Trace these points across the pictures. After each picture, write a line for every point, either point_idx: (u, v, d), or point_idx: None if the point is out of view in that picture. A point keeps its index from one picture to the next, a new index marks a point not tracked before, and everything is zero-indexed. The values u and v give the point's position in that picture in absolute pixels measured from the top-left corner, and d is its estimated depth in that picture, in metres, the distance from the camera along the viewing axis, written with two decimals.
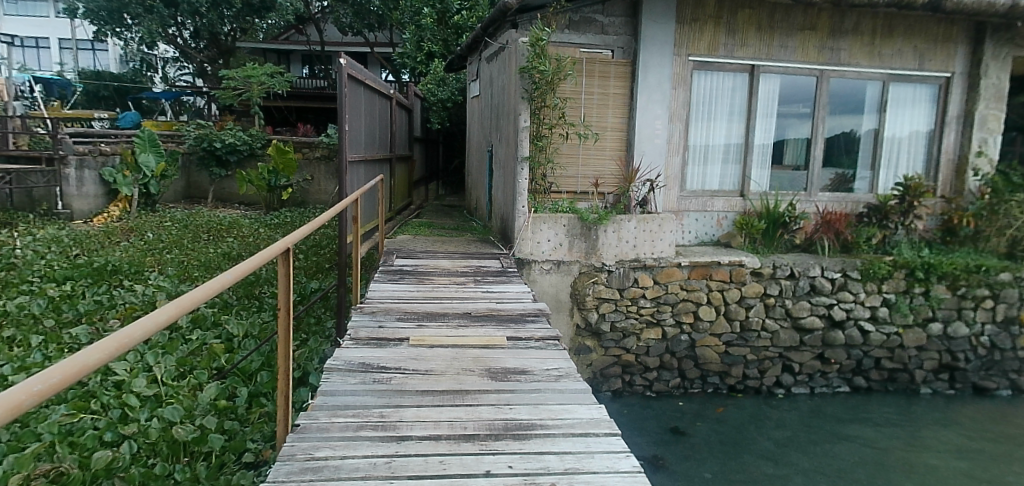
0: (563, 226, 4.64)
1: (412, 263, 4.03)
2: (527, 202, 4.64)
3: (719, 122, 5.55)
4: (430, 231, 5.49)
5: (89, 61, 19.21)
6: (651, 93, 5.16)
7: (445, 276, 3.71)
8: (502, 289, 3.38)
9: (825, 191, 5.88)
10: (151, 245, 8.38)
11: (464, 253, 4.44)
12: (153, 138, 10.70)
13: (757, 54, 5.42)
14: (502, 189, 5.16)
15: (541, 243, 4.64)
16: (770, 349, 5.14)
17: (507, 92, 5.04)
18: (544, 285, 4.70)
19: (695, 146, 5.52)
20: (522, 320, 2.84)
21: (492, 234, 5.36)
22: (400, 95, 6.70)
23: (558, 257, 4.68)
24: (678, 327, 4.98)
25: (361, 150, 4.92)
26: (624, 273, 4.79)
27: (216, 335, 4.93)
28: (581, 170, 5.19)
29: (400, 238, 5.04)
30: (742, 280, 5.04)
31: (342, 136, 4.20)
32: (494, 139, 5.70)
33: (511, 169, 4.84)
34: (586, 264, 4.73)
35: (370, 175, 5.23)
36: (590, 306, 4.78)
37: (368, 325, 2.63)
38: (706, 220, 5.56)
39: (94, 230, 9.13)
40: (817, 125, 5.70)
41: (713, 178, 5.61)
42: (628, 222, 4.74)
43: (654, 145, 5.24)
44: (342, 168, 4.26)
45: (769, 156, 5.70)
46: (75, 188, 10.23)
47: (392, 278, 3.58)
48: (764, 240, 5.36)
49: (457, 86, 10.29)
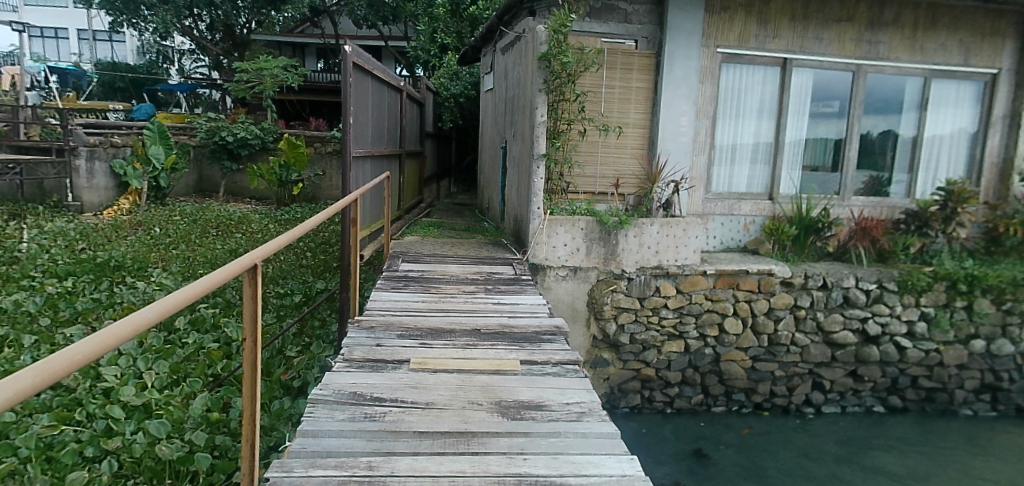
0: (580, 230, 4.34)
1: (419, 268, 3.75)
2: (542, 203, 4.33)
3: (748, 120, 5.19)
4: (440, 232, 5.21)
5: (108, 52, 19.23)
6: (676, 87, 4.82)
7: (452, 284, 3.42)
8: (515, 301, 3.10)
9: (859, 195, 5.48)
10: (157, 240, 8.23)
11: (474, 257, 4.15)
12: (163, 131, 10.50)
13: (790, 46, 5.05)
14: (516, 188, 4.86)
15: (556, 248, 4.35)
16: (800, 365, 4.80)
17: (523, 84, 4.75)
18: (560, 293, 4.42)
19: (722, 145, 5.17)
20: (537, 339, 2.54)
21: (505, 236, 5.06)
22: (410, 89, 6.45)
23: (574, 264, 4.38)
24: (701, 340, 4.66)
25: (368, 146, 4.67)
26: (644, 282, 4.48)
27: (215, 339, 4.72)
28: (599, 169, 4.87)
29: (407, 239, 4.77)
30: (771, 290, 4.70)
31: (347, 131, 3.94)
32: (508, 135, 5.40)
33: (526, 168, 4.54)
34: (605, 271, 4.42)
35: (376, 173, 4.96)
36: (609, 317, 4.49)
37: (365, 343, 2.36)
38: (733, 224, 5.20)
39: (102, 223, 9.03)
40: (852, 124, 5.31)
41: (741, 180, 5.26)
42: (650, 226, 4.43)
43: (677, 143, 4.90)
44: (345, 166, 4.00)
45: (801, 156, 5.33)
46: (85, 179, 10.15)
47: (396, 286, 3.30)
48: (795, 247, 5.01)
49: (470, 80, 10.02)
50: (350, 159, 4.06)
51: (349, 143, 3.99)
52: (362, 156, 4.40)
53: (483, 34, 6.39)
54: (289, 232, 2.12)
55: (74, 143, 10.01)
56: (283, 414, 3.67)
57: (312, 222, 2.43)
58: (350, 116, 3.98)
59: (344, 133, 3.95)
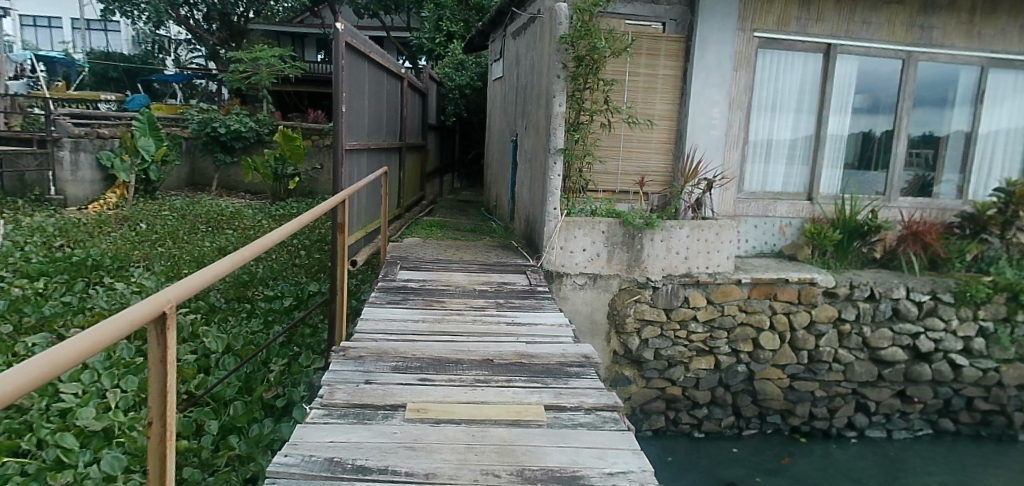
0: (602, 233, 3.86)
1: (419, 277, 3.27)
2: (559, 203, 3.84)
3: (785, 112, 4.70)
4: (443, 233, 4.73)
5: (103, 41, 18.59)
6: (709, 75, 4.32)
7: (458, 297, 2.94)
8: (532, 321, 2.61)
9: (904, 196, 5.00)
10: (143, 236, 7.75)
11: (483, 264, 3.65)
12: (153, 121, 10.01)
13: (834, 31, 4.56)
14: (529, 186, 4.38)
15: (574, 254, 3.86)
16: (841, 384, 4.31)
17: (538, 70, 4.26)
18: (578, 303, 3.94)
19: (756, 140, 4.69)
20: (562, 373, 2.06)
21: (515, 238, 4.59)
22: (412, 77, 5.94)
23: (594, 271, 3.89)
24: (734, 356, 4.18)
25: (364, 137, 4.19)
26: (672, 291, 4.00)
27: (192, 350, 4.25)
28: (621, 165, 4.39)
29: (407, 241, 4.29)
30: (812, 301, 4.21)
31: (337, 116, 3.44)
32: (520, 127, 4.92)
33: (541, 164, 4.04)
34: (628, 278, 3.94)
35: (373, 167, 4.47)
36: (632, 330, 4.01)
37: (351, 381, 1.87)
38: (767, 227, 4.72)
39: (86, 218, 8.55)
40: (900, 118, 4.83)
41: (776, 179, 4.77)
42: (680, 229, 3.94)
43: (709, 137, 4.40)
44: (337, 157, 3.50)
45: (843, 152, 4.84)
46: (70, 172, 9.65)
47: (392, 300, 2.81)
48: (836, 254, 4.53)
49: (477, 71, 9.53)
50: (343, 150, 3.58)
51: (342, 131, 3.49)
52: (358, 148, 3.91)
53: (493, 18, 5.90)
54: (242, 247, 1.59)
55: (57, 134, 9.54)
56: (263, 441, 3.19)
57: (284, 229, 1.94)
58: (343, 96, 3.48)
59: (336, 118, 3.45)
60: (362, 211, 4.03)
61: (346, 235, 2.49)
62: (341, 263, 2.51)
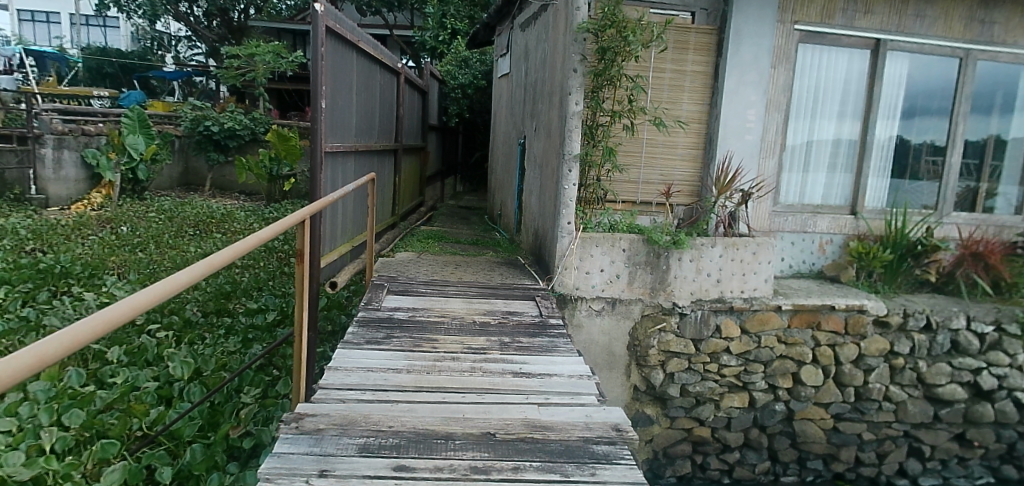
0: (623, 252, 3.35)
1: (410, 305, 2.75)
2: (574, 216, 3.34)
3: (828, 116, 4.17)
4: (441, 247, 4.22)
5: (100, 36, 18.01)
6: (744, 72, 3.79)
7: (454, 334, 2.41)
8: (545, 369, 2.10)
9: (958, 211, 4.48)
10: (123, 240, 7.26)
11: (485, 287, 3.14)
12: (143, 118, 9.55)
13: (885, 25, 4.03)
14: (539, 195, 3.87)
15: (590, 275, 3.35)
16: (892, 426, 3.78)
17: (550, 64, 3.75)
18: (593, 332, 3.43)
19: (794, 147, 4.16)
20: (589, 455, 1.53)
21: (522, 254, 4.09)
22: (408, 73, 5.42)
23: (613, 295, 3.38)
24: (771, 393, 3.65)
25: (351, 139, 3.69)
26: (702, 319, 3.49)
27: (154, 376, 3.74)
28: (643, 173, 3.87)
29: (400, 257, 3.78)
30: (861, 331, 3.70)
31: (316, 111, 2.93)
32: (528, 128, 4.41)
33: (553, 171, 3.54)
34: (652, 304, 3.43)
35: (363, 170, 3.97)
36: (655, 363, 3.49)
37: (300, 474, 1.35)
38: (806, 244, 4.21)
39: (66, 219, 8.06)
40: (955, 123, 4.30)
41: (816, 189, 4.24)
42: (712, 247, 3.44)
43: (743, 142, 3.87)
44: (315, 160, 2.99)
45: (891, 162, 4.31)
46: (52, 171, 9.20)
47: (373, 338, 2.28)
48: (885, 276, 4.01)
49: (481, 69, 9.04)
50: (324, 153, 3.07)
51: (321, 129, 2.98)
52: (342, 150, 3.41)
53: (500, 6, 5.40)
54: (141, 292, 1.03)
55: (40, 130, 9.11)
56: None
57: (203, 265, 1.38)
58: (323, 89, 2.97)
59: (313, 114, 2.94)
60: (347, 222, 3.53)
61: (306, 263, 1.94)
62: (299, 296, 1.96)
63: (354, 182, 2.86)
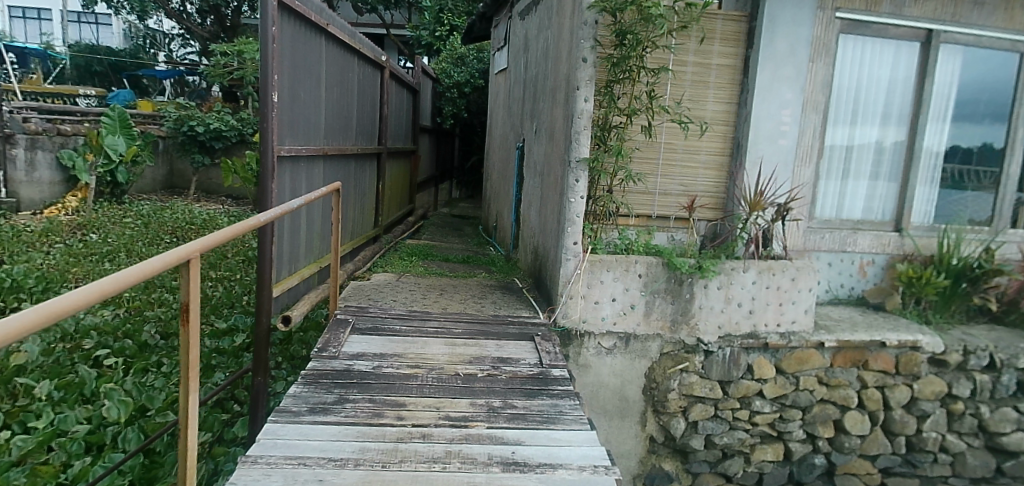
0: (638, 278, 2.82)
1: (379, 347, 2.21)
2: (580, 236, 2.79)
3: (870, 118, 3.64)
4: (426, 266, 3.69)
5: (90, 33, 17.28)
6: (779, 66, 3.27)
7: (428, 395, 1.85)
8: (548, 452, 1.56)
9: (1016, 228, 3.92)
10: (91, 249, 6.64)
11: (472, 322, 2.59)
12: (125, 118, 9.02)
13: (940, 13, 3.50)
14: (539, 209, 3.33)
15: (599, 306, 2.81)
16: (948, 481, 3.23)
17: (553, 54, 3.23)
18: (602, 373, 2.88)
19: (833, 154, 3.63)
20: None
21: (519, 275, 3.56)
22: (394, 67, 4.89)
23: (626, 330, 2.85)
24: (809, 444, 3.10)
25: (319, 141, 3.15)
26: (730, 357, 2.98)
27: (87, 417, 3.14)
28: (659, 183, 3.33)
29: (377, 279, 3.25)
30: (914, 371, 3.15)
31: (266, 106, 2.38)
32: (527, 130, 3.88)
33: (556, 180, 2.99)
34: (672, 340, 2.91)
35: (334, 177, 3.44)
36: (675, 410, 2.95)
37: None
38: (845, 265, 3.65)
39: (35, 226, 7.38)
40: (1014, 127, 3.77)
41: (857, 202, 3.71)
42: (744, 272, 2.94)
43: (776, 147, 3.36)
44: (265, 167, 2.44)
45: (941, 171, 3.77)
46: (24, 172, 8.45)
47: (319, 404, 1.72)
48: (937, 306, 3.46)
49: (479, 67, 8.52)
50: (277, 159, 2.52)
51: (274, 128, 2.43)
52: (304, 155, 2.86)
53: None
54: None
55: (10, 129, 8.35)
56: None
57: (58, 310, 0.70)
58: (276, 77, 2.40)
59: (263, 109, 2.38)
60: (308, 239, 2.98)
61: (194, 326, 1.22)
62: (187, 375, 1.25)
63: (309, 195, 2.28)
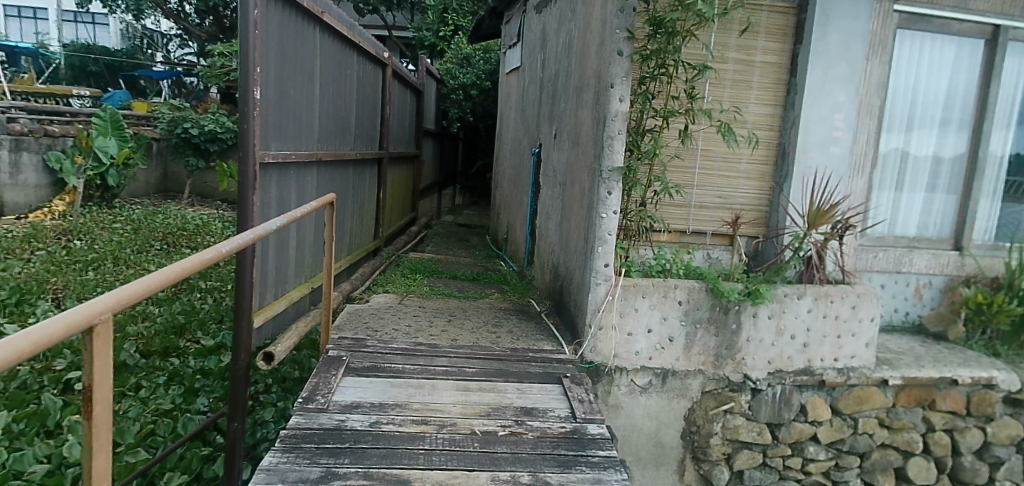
0: (678, 306, 2.46)
1: (379, 393, 1.83)
2: (612, 258, 2.41)
3: (927, 123, 3.28)
4: (432, 285, 3.33)
5: (87, 33, 16.94)
6: (832, 64, 2.91)
7: (439, 467, 1.44)
8: None
9: None
10: (74, 257, 6.19)
11: (488, 358, 2.21)
12: (116, 119, 8.69)
13: (1008, 6, 3.15)
14: (560, 223, 2.95)
15: (634, 337, 2.44)
16: None
17: (578, 49, 2.87)
18: (635, 415, 2.51)
19: (885, 163, 3.27)
20: None
21: (536, 296, 3.20)
22: (396, 65, 4.51)
23: (664, 365, 2.48)
24: None
25: (312, 145, 2.78)
26: (781, 397, 2.62)
27: (46, 455, 2.45)
28: (695, 194, 2.97)
29: (378, 301, 2.88)
30: (986, 412, 2.81)
31: (247, 103, 2.00)
32: (543, 134, 3.53)
33: (582, 192, 2.61)
34: (715, 377, 2.54)
35: (330, 185, 3.08)
36: (718, 457, 2.58)
37: None
38: (901, 287, 3.31)
39: (17, 231, 6.96)
40: None
41: (910, 217, 3.35)
42: (798, 298, 2.59)
43: (827, 155, 2.99)
44: (245, 176, 2.07)
45: (1005, 183, 3.41)
46: (8, 175, 7.99)
47: (301, 483, 1.33)
48: (1008, 335, 3.10)
49: (485, 68, 8.16)
50: (260, 166, 2.15)
51: (256, 129, 2.05)
52: (294, 162, 2.48)
53: None
54: None
55: None
56: None
57: None
58: (258, 69, 2.03)
59: (243, 107, 2.01)
60: (298, 257, 2.63)
61: (101, 416, 0.83)
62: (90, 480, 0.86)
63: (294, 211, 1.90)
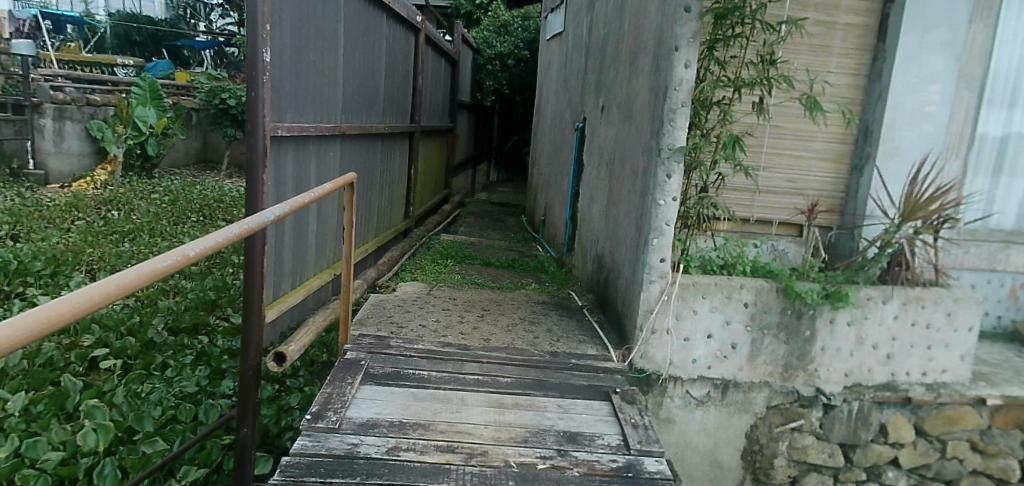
0: (743, 309, 2.12)
1: (403, 406, 1.60)
2: (670, 252, 2.07)
3: None
4: (463, 272, 3.08)
5: (131, 3, 17.04)
6: (928, 25, 2.44)
7: None
8: None
9: None
10: (112, 227, 6.08)
11: (524, 364, 1.95)
12: (155, 88, 8.67)
13: None
14: (607, 208, 2.62)
15: (690, 343, 2.13)
16: None
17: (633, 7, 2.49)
18: (689, 431, 2.23)
19: (983, 145, 2.75)
20: None
21: (576, 287, 2.91)
22: (430, 31, 4.20)
23: (724, 376, 2.17)
24: None
25: (333, 117, 2.51)
26: (859, 415, 2.28)
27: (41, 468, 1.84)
28: (763, 177, 2.60)
29: (406, 291, 2.66)
30: None
31: (254, 67, 1.75)
32: (588, 106, 3.20)
33: (635, 174, 2.27)
34: (783, 391, 2.22)
35: (354, 161, 2.83)
36: (782, 481, 2.29)
37: None
38: (995, 286, 2.91)
39: (60, 199, 6.95)
40: None
41: (1010, 208, 2.83)
42: (888, 303, 2.18)
43: (918, 135, 2.52)
44: (253, 151, 1.83)
45: None
46: (52, 143, 7.96)
47: None
48: None
49: (523, 37, 7.77)
50: (271, 140, 1.90)
51: (265, 97, 1.80)
52: (311, 135, 2.23)
53: None
54: None
55: (38, 98, 7.86)
56: None
57: None
58: (268, 27, 1.76)
59: (249, 71, 1.75)
60: (318, 241, 2.40)
61: None
62: None
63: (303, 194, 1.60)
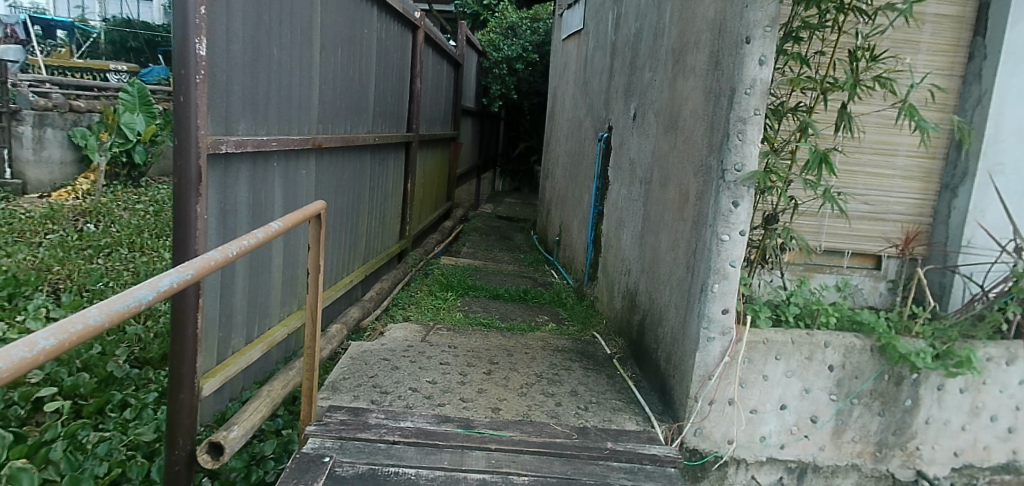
0: (828, 375, 1.64)
1: None
2: (736, 303, 1.59)
3: None
4: (467, 309, 2.62)
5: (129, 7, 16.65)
6: None
7: None
8: None
9: None
10: (87, 241, 5.60)
11: (545, 452, 1.47)
12: (144, 95, 8.27)
13: None
14: (644, 236, 2.14)
15: (760, 418, 1.65)
16: None
17: None
18: None
19: None
20: None
21: (602, 328, 2.44)
22: (431, 29, 3.74)
23: (802, 458, 1.69)
24: None
25: (307, 126, 2.05)
26: None
27: None
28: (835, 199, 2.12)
29: (397, 336, 2.18)
30: None
31: (184, 61, 1.28)
32: (616, 114, 2.72)
33: (685, 198, 1.79)
34: (876, 475, 1.73)
35: (336, 177, 2.36)
36: None
37: None
38: None
39: (36, 211, 6.48)
40: None
41: None
42: (1010, 365, 1.70)
43: None
44: (184, 174, 1.35)
45: None
46: (32, 151, 7.48)
47: None
48: None
49: (531, 39, 7.30)
50: (211, 158, 1.43)
51: (200, 102, 1.33)
52: (275, 150, 1.77)
53: None
54: None
55: (15, 104, 7.36)
56: None
57: None
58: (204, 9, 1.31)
59: (179, 67, 1.29)
60: (284, 279, 1.93)
61: None
62: None
63: (176, 266, 0.81)
